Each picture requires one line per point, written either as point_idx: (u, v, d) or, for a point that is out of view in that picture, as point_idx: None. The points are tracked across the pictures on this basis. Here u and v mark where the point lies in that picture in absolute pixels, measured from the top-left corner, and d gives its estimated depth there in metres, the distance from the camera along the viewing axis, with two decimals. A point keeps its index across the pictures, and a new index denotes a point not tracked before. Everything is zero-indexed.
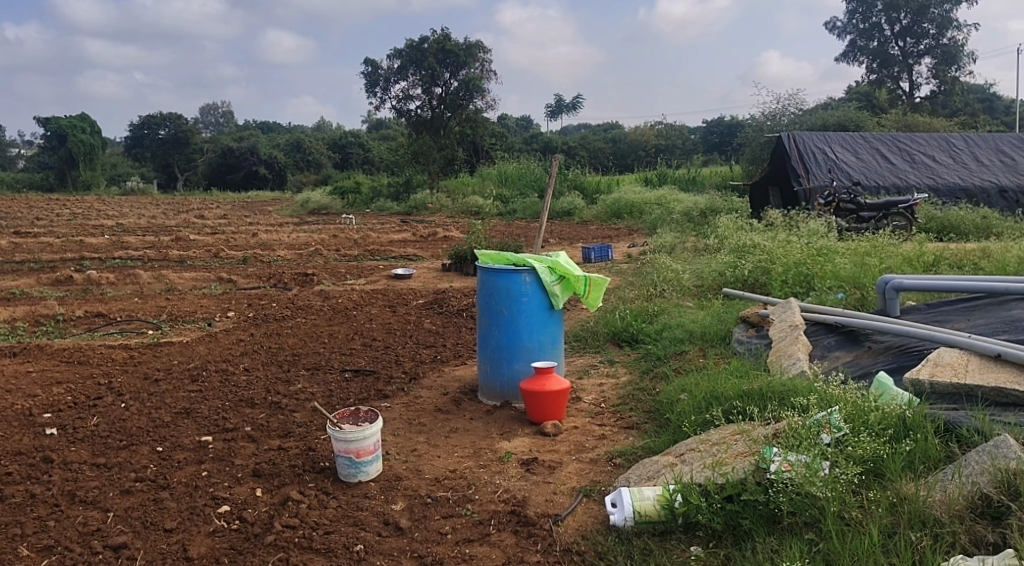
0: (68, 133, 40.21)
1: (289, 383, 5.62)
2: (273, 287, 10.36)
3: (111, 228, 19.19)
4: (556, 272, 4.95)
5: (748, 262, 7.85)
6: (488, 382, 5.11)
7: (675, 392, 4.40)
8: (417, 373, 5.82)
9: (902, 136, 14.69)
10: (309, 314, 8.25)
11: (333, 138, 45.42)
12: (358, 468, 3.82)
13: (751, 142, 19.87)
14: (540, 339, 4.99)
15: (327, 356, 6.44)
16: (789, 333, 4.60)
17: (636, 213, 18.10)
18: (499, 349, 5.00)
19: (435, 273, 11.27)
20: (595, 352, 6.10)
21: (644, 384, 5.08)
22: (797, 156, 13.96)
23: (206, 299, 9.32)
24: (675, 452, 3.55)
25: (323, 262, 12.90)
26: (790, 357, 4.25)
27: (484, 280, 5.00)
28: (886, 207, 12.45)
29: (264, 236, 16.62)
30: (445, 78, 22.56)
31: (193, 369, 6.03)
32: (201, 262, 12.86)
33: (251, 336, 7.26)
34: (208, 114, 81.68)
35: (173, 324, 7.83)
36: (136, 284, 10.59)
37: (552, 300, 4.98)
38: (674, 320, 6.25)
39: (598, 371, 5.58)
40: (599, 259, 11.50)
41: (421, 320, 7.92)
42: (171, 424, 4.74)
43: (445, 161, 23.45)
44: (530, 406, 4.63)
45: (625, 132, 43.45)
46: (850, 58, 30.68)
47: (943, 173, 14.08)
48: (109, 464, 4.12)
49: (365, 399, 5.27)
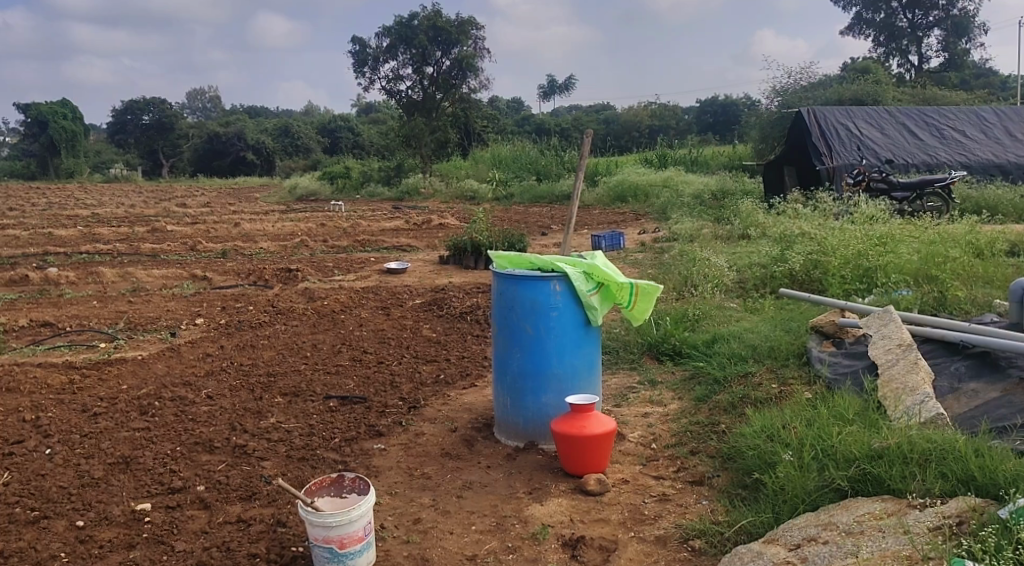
0: (49, 119, 38.90)
1: (261, 417, 4.56)
2: (253, 285, 9.29)
3: (85, 219, 18.04)
4: (593, 279, 3.89)
5: (796, 253, 6.80)
6: (508, 418, 4.06)
7: (763, 432, 3.38)
8: (417, 401, 4.77)
9: (929, 110, 13.53)
10: (290, 320, 7.16)
11: (320, 123, 44.10)
12: (342, 562, 2.80)
13: (761, 119, 18.79)
14: (574, 364, 3.94)
15: (309, 376, 5.36)
16: (903, 358, 3.57)
17: (641, 196, 17.00)
18: (521, 377, 3.96)
19: (432, 266, 10.21)
20: (632, 369, 5.05)
21: (705, 418, 4.06)
22: (819, 132, 12.68)
23: (175, 302, 8.23)
24: (786, 542, 2.55)
25: (309, 254, 11.83)
26: (918, 397, 3.23)
27: (503, 290, 3.96)
28: (921, 186, 11.35)
29: (248, 226, 15.52)
30: (436, 57, 21.57)
31: (144, 397, 4.95)
32: (176, 256, 11.78)
33: (220, 350, 6.16)
34: (195, 100, 80.25)
35: (132, 334, 6.74)
36: (99, 284, 9.48)
37: (588, 315, 3.92)
38: (725, 329, 5.21)
39: (640, 397, 4.57)
40: (611, 249, 10.43)
41: (419, 326, 6.85)
42: (102, 483, 3.69)
43: (438, 145, 22.26)
44: (567, 456, 3.62)
45: (618, 112, 42.15)
46: (857, 31, 29.46)
47: (976, 149, 13.05)
48: (6, 552, 3.08)
49: (352, 439, 4.21)
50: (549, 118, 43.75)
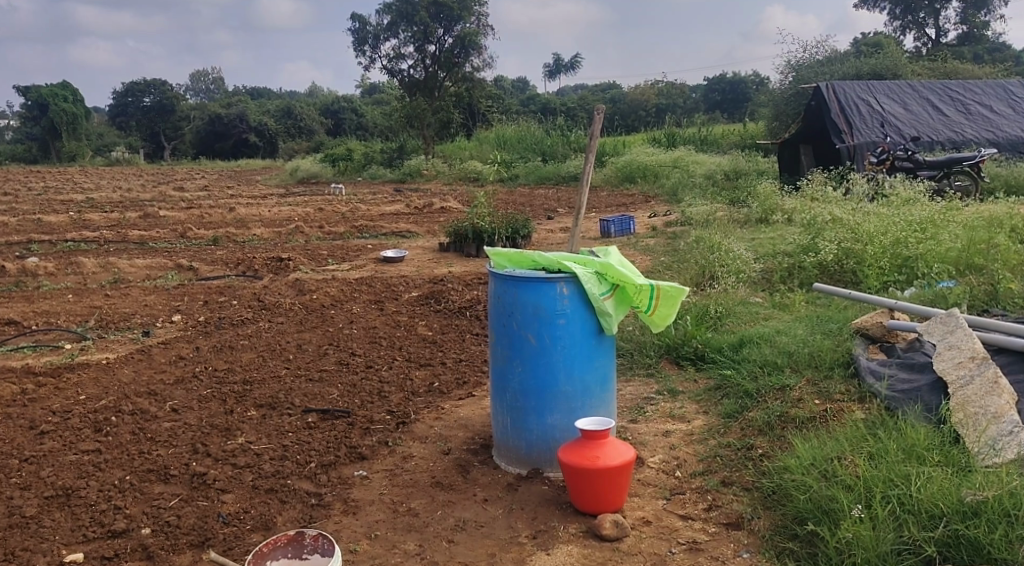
0: (49, 102, 38.39)
1: (230, 435, 4.01)
2: (240, 276, 8.74)
3: (78, 205, 17.51)
4: (607, 280, 3.31)
5: (826, 241, 6.20)
6: (508, 441, 3.50)
7: (814, 466, 2.82)
8: (408, 416, 4.21)
9: (953, 84, 12.81)
10: (274, 317, 6.60)
11: (323, 103, 43.36)
12: None
13: (775, 95, 18.08)
14: (585, 379, 3.37)
15: (289, 384, 4.80)
16: (981, 377, 3.00)
17: (650, 176, 16.36)
18: (525, 394, 3.39)
19: (432, 254, 9.63)
20: (648, 375, 4.49)
21: (736, 439, 3.49)
22: (838, 109, 12.00)
23: (155, 295, 7.69)
24: None
25: (304, 241, 11.28)
26: (1011, 434, 2.70)
27: (502, 293, 3.39)
28: (949, 164, 10.68)
29: (242, 211, 14.97)
30: (438, 34, 20.83)
31: (101, 410, 4.40)
32: (165, 244, 11.22)
33: (195, 352, 5.60)
34: (198, 82, 79.55)
35: (102, 333, 6.21)
36: (78, 275, 8.92)
37: (601, 322, 3.35)
38: (756, 330, 4.63)
39: (660, 410, 4.00)
40: (620, 234, 9.83)
41: (414, 322, 6.28)
42: (32, 523, 3.21)
43: (440, 125, 21.63)
44: (576, 489, 3.06)
45: (625, 90, 41.33)
46: (872, 3, 28.63)
47: (1003, 124, 12.39)
48: None
49: (329, 465, 3.66)
50: (554, 97, 42.99)
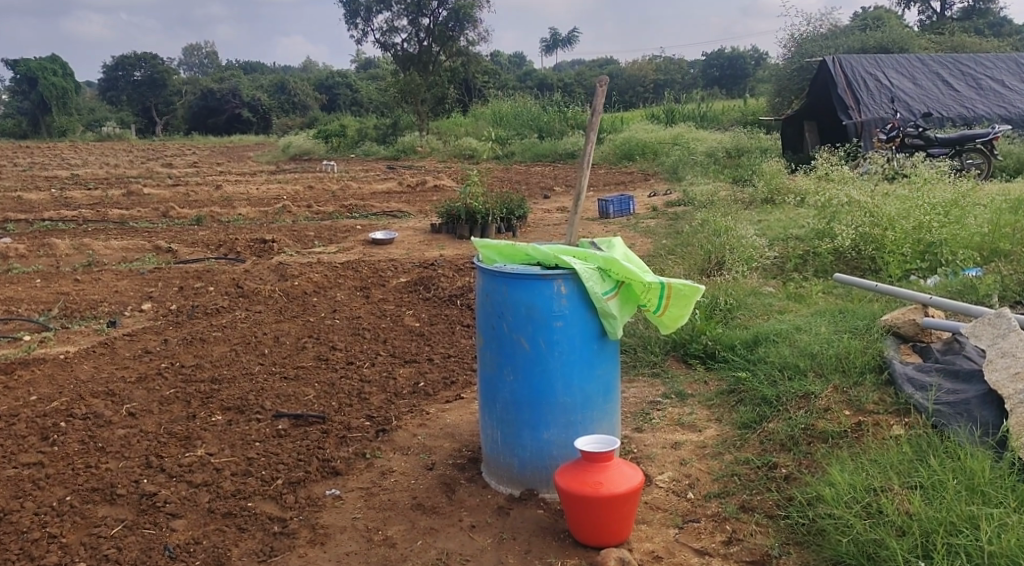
0: (38, 75, 37.63)
1: (188, 444, 3.60)
2: (221, 259, 8.30)
3: (62, 181, 16.98)
4: (611, 276, 2.89)
5: (843, 226, 5.77)
6: (499, 457, 3.09)
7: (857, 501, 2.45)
8: (389, 423, 3.80)
9: (964, 58, 12.29)
10: (252, 305, 6.16)
11: (316, 79, 42.64)
12: None
13: (779, 70, 17.55)
14: (585, 389, 2.96)
15: (261, 383, 4.38)
16: None
17: (650, 153, 15.89)
18: (517, 406, 2.98)
19: (422, 235, 9.17)
20: (654, 375, 4.08)
21: (756, 456, 3.09)
22: (845, 84, 11.54)
23: (127, 280, 7.24)
24: None
25: (290, 222, 10.82)
26: None
27: (491, 291, 2.97)
28: (960, 141, 10.22)
29: (229, 189, 14.48)
30: (432, 7, 20.15)
31: (50, 415, 3.99)
32: (146, 224, 10.77)
33: (162, 345, 5.18)
34: (191, 56, 78.50)
35: (65, 323, 5.79)
36: (50, 258, 8.46)
37: (604, 325, 2.93)
38: (771, 325, 4.22)
39: (668, 416, 3.60)
40: (619, 215, 9.38)
41: (401, 312, 5.85)
42: None
43: (435, 101, 21.06)
44: (578, 520, 2.66)
45: (622, 64, 40.65)
46: None
47: (1016, 100, 11.90)
48: None
49: (297, 482, 3.26)
50: (551, 72, 42.33)
